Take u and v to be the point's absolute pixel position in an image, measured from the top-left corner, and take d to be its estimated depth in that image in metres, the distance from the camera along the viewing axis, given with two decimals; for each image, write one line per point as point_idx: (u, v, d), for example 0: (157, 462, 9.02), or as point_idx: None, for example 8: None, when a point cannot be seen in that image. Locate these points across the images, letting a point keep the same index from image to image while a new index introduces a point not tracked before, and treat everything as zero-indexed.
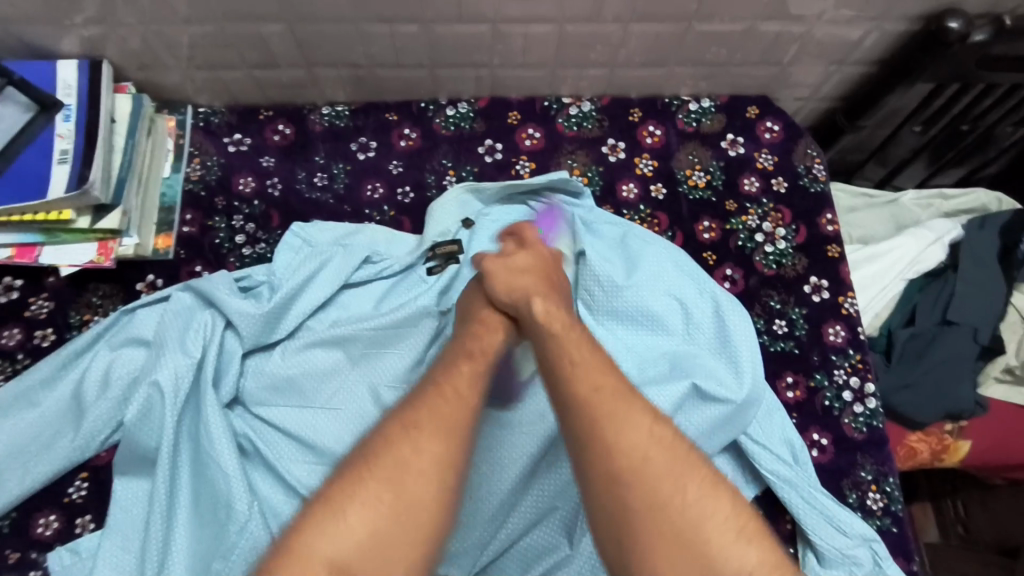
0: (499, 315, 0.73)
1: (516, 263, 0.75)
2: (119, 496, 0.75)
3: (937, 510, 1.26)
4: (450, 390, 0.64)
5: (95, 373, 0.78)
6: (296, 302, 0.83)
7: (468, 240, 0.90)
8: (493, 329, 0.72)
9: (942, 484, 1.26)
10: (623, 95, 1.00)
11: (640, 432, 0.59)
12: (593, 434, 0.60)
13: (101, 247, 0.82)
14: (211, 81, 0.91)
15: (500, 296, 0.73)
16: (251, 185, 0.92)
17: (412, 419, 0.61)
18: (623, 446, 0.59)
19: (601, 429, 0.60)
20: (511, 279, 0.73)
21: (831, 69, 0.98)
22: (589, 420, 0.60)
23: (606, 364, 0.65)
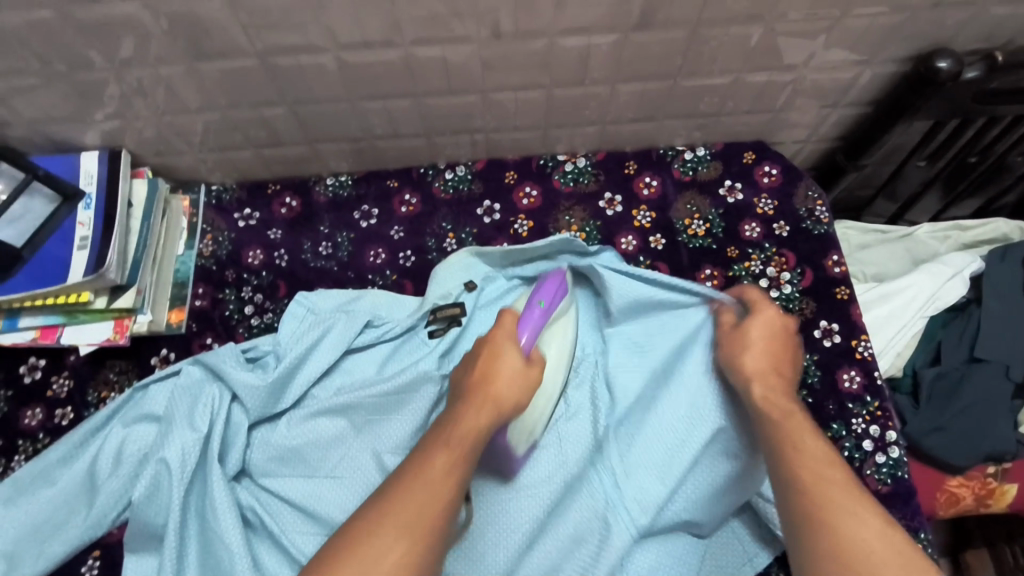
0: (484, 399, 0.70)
1: (515, 365, 0.73)
2: (128, 575, 0.76)
3: (995, 559, 1.16)
4: (421, 484, 0.61)
5: (108, 452, 0.80)
6: (300, 371, 0.85)
7: (471, 303, 0.89)
8: (476, 407, 0.69)
9: (999, 529, 1.17)
10: (618, 148, 1.02)
11: (856, 521, 0.58)
12: (817, 514, 0.60)
13: (118, 324, 0.86)
14: (222, 161, 0.96)
15: (505, 397, 0.71)
16: (260, 256, 0.96)
17: (375, 523, 0.58)
18: (849, 539, 0.57)
19: (819, 522, 0.59)
20: (513, 382, 0.72)
21: (826, 112, 0.98)
22: (811, 507, 0.60)
23: (835, 459, 0.64)
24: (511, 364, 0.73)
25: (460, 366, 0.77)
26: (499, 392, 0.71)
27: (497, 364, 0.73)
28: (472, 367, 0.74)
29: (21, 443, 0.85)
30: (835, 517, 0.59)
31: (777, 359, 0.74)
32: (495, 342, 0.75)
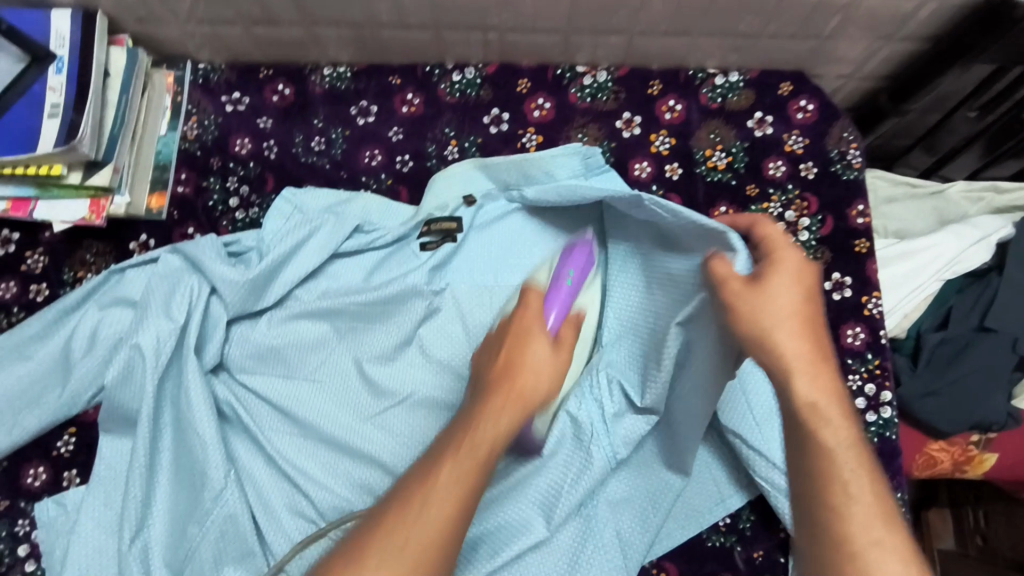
0: (505, 399, 0.59)
1: (542, 362, 0.62)
2: (103, 453, 0.76)
3: (955, 518, 1.19)
4: (466, 455, 0.54)
5: (82, 332, 0.78)
6: (284, 270, 0.81)
7: (468, 220, 0.84)
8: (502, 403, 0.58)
9: (966, 492, 1.17)
10: (644, 64, 0.93)
11: (861, 502, 0.53)
12: (826, 484, 0.55)
13: (93, 204, 0.81)
14: (210, 37, 0.88)
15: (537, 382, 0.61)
16: (247, 146, 0.89)
17: (421, 496, 0.52)
18: (849, 527, 0.53)
19: (829, 493, 0.54)
20: (543, 371, 0.61)
21: (878, 45, 0.88)
22: (821, 487, 0.55)
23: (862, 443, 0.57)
24: (540, 352, 0.62)
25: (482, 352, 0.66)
26: (524, 382, 0.60)
27: (524, 351, 0.62)
28: (495, 355, 0.63)
29: None
30: (846, 492, 0.54)
31: (809, 311, 0.60)
32: (525, 325, 0.64)
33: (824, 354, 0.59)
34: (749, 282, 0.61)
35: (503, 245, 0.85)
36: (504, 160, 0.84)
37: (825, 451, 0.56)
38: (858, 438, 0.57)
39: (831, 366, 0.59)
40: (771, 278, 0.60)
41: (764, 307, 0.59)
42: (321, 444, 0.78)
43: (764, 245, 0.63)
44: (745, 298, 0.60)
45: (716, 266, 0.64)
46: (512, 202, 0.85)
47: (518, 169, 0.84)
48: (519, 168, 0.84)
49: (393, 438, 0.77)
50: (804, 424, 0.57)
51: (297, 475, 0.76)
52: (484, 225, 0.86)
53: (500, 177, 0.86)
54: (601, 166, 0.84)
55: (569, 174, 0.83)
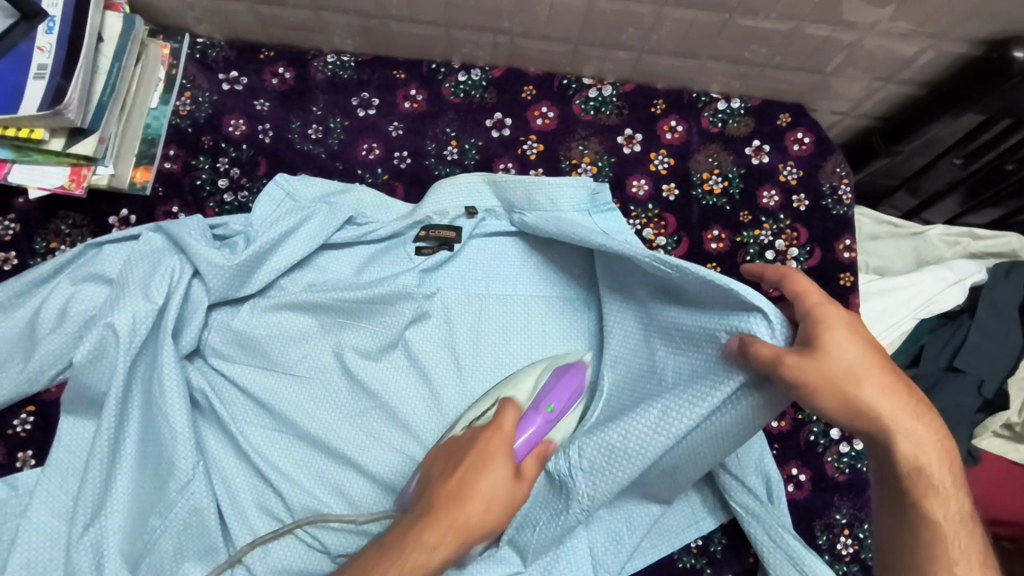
0: (440, 534, 0.58)
1: (495, 490, 0.60)
2: (62, 435, 0.72)
3: None
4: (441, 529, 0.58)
5: (52, 306, 0.75)
6: (270, 258, 0.79)
7: (467, 230, 0.83)
8: (426, 548, 0.57)
9: None
10: (649, 83, 0.94)
11: (966, 559, 0.58)
12: (933, 547, 0.59)
13: (74, 173, 0.78)
14: (212, 11, 0.85)
15: (478, 509, 0.59)
16: (241, 127, 0.87)
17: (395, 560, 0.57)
18: None
19: (937, 558, 0.58)
20: (486, 506, 0.59)
21: (877, 85, 0.90)
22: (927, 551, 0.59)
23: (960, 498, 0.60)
24: (495, 482, 0.60)
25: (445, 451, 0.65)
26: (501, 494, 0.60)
27: (477, 481, 0.60)
28: (468, 438, 0.64)
29: None
30: (951, 551, 0.58)
31: (890, 369, 0.58)
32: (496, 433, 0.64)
33: (917, 407, 0.59)
34: (803, 349, 0.56)
35: (500, 259, 0.84)
36: (517, 181, 0.82)
37: (932, 516, 0.59)
38: (961, 489, 0.60)
39: (929, 419, 0.59)
40: (829, 340, 0.56)
41: (839, 376, 0.56)
42: (297, 441, 0.76)
43: (800, 305, 0.58)
44: (814, 368, 0.55)
45: (758, 347, 0.58)
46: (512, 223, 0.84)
47: (527, 193, 0.82)
48: (528, 193, 0.83)
49: (370, 439, 0.76)
50: (909, 489, 0.60)
51: (267, 472, 0.73)
52: (482, 240, 0.85)
53: (509, 197, 0.84)
54: (605, 206, 0.84)
55: (572, 207, 0.83)
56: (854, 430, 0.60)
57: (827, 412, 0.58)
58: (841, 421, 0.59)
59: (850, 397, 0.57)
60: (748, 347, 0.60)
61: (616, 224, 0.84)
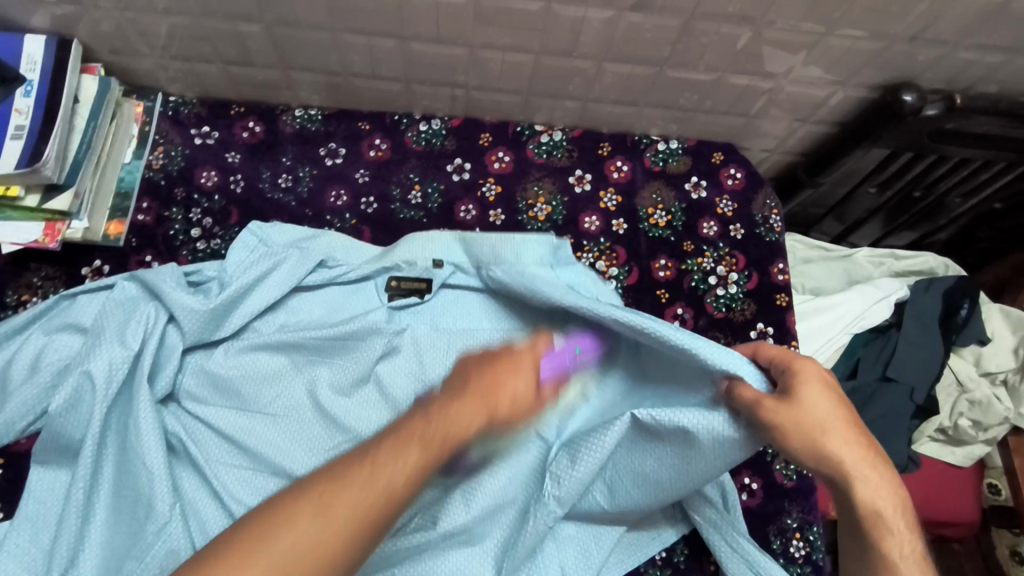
0: (472, 412, 0.62)
1: (520, 388, 0.66)
2: (33, 485, 0.72)
3: None
4: (428, 442, 0.59)
5: (24, 357, 0.76)
6: (243, 303, 0.82)
7: (438, 280, 0.88)
8: (471, 411, 0.62)
9: None
10: (595, 128, 1.03)
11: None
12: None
13: (48, 227, 0.81)
14: (184, 72, 0.90)
15: (514, 391, 0.65)
16: (213, 178, 0.91)
17: (400, 445, 0.57)
18: None
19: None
20: (512, 391, 0.65)
21: (795, 126, 1.01)
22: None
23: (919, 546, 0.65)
24: (523, 383, 0.66)
25: (471, 358, 0.69)
26: (500, 404, 0.64)
27: (512, 376, 0.66)
28: (486, 362, 0.67)
29: None
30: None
31: (851, 422, 0.66)
32: (519, 355, 0.68)
33: (876, 457, 0.66)
34: (780, 397, 0.66)
35: (467, 309, 0.89)
36: (485, 237, 0.87)
37: (888, 558, 0.64)
38: (916, 533, 0.66)
39: (887, 470, 0.66)
40: (802, 391, 0.65)
41: (808, 425, 0.64)
42: (271, 478, 0.77)
43: (777, 364, 0.69)
44: (787, 415, 0.64)
45: (742, 390, 0.68)
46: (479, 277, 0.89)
47: (494, 249, 0.86)
48: (494, 248, 0.86)
49: None
50: (871, 532, 0.65)
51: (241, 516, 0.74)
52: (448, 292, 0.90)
53: (475, 253, 0.88)
54: (568, 260, 0.87)
55: (535, 261, 0.87)
56: (820, 474, 0.67)
57: (792, 453, 0.66)
58: (807, 466, 0.66)
59: (816, 442, 0.65)
60: (735, 390, 0.68)
61: (579, 277, 0.88)
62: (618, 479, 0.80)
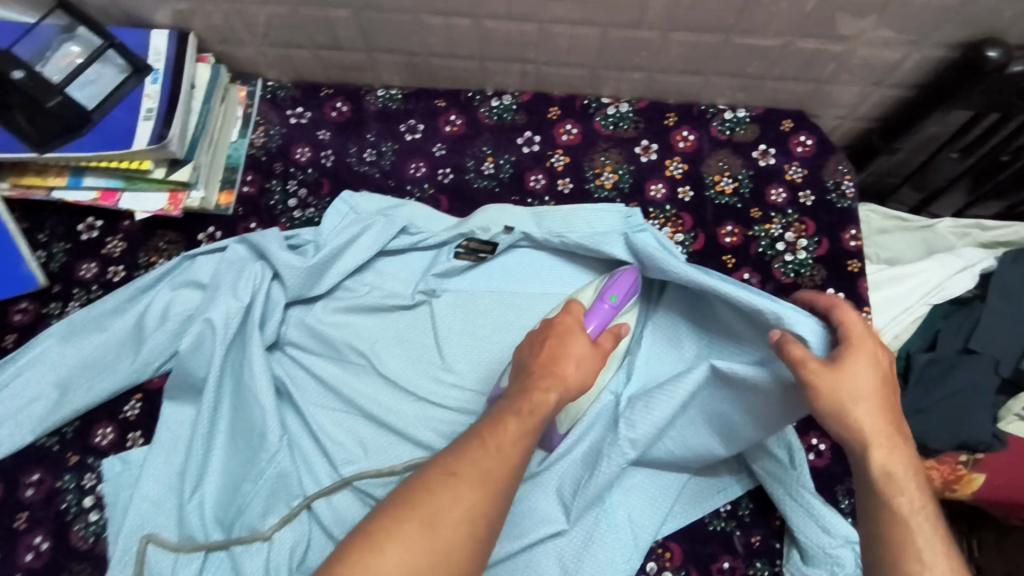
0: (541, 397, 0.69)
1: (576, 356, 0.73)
2: (166, 417, 0.84)
3: None
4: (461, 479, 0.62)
5: (155, 308, 0.88)
6: (336, 262, 0.90)
7: (506, 244, 0.94)
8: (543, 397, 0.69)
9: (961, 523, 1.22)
10: (661, 99, 1.05)
11: (932, 556, 0.62)
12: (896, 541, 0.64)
13: (173, 197, 0.92)
14: (282, 58, 1.00)
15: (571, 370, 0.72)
16: (307, 153, 1.01)
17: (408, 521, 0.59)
18: None
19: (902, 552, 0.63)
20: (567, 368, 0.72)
21: (870, 90, 0.99)
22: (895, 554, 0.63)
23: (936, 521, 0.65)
24: (580, 348, 0.74)
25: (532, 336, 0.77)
26: (565, 372, 0.72)
27: (565, 348, 0.73)
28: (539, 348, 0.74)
29: (75, 291, 0.92)
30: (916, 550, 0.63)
31: (884, 396, 0.67)
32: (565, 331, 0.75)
33: (895, 428, 0.67)
34: (827, 362, 0.66)
35: (534, 270, 0.95)
36: (557, 212, 0.95)
37: (898, 518, 0.65)
38: (931, 502, 0.66)
39: (903, 440, 0.67)
40: (850, 360, 0.66)
41: (845, 391, 0.65)
42: (363, 420, 0.87)
43: (844, 329, 0.69)
44: (828, 378, 0.65)
45: (792, 346, 0.67)
46: (540, 235, 0.93)
47: (566, 220, 0.94)
48: (566, 220, 0.94)
49: (437, 429, 0.86)
50: (880, 493, 0.66)
51: (341, 464, 0.84)
52: (515, 257, 0.96)
53: (545, 227, 0.95)
54: (638, 226, 0.91)
55: (608, 228, 0.93)
56: (837, 435, 0.68)
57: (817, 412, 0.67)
58: (825, 425, 0.68)
59: (843, 409, 0.65)
60: (783, 344, 0.68)
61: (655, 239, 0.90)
62: (690, 428, 0.84)
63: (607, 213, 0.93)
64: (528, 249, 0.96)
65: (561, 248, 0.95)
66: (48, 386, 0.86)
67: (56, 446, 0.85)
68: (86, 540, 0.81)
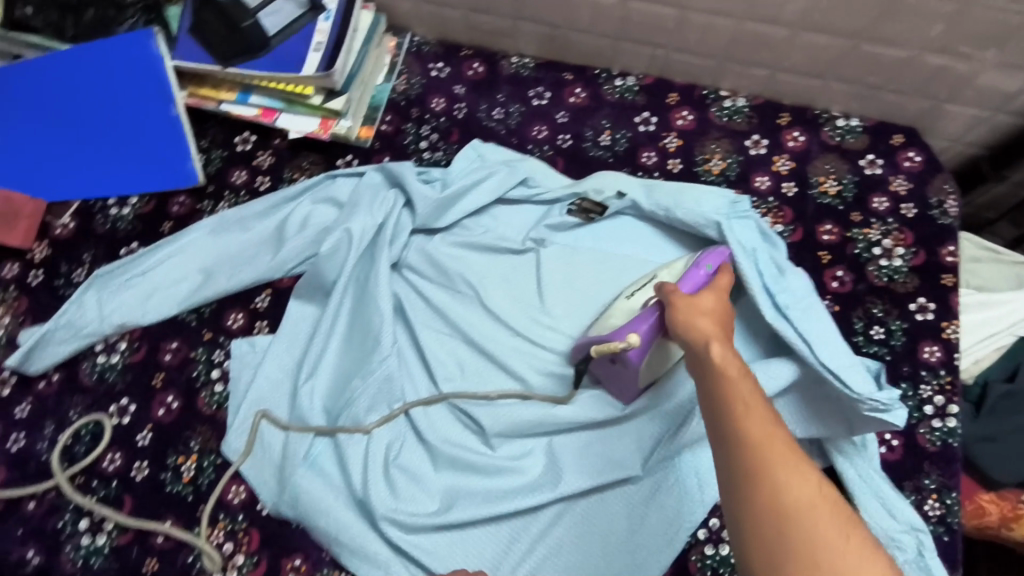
0: None
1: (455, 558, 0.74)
2: (293, 311, 0.95)
3: None
4: None
5: (296, 216, 0.98)
6: (460, 200, 0.99)
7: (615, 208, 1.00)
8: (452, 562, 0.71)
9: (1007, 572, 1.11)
10: (777, 99, 1.10)
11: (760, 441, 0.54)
12: (752, 469, 0.53)
13: (323, 122, 1.03)
14: (434, 16, 1.10)
15: None
16: (442, 104, 1.10)
17: None
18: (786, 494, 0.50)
19: (759, 481, 0.52)
20: None
21: (987, 116, 1.03)
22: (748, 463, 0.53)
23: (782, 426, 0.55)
24: None
25: None
26: None
27: None
28: None
29: (226, 193, 1.03)
30: (774, 471, 0.52)
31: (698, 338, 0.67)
32: None
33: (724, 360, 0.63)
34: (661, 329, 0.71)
35: (636, 237, 1.01)
36: (667, 186, 1.00)
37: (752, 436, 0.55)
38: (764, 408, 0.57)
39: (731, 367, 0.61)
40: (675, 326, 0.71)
41: None
42: (462, 345, 0.95)
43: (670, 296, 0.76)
44: None
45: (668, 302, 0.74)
46: (648, 204, 0.99)
47: (675, 195, 0.99)
48: (676, 194, 0.99)
49: (529, 364, 0.93)
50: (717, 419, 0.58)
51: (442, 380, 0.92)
52: (621, 222, 1.02)
53: (655, 198, 1.00)
54: (742, 213, 0.95)
55: (713, 210, 0.96)
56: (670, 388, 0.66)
57: None
58: None
59: None
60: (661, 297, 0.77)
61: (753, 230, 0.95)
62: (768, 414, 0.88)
63: (716, 196, 0.98)
64: (635, 214, 1.02)
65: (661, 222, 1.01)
66: (195, 269, 0.97)
67: (193, 321, 0.96)
68: (210, 406, 0.92)
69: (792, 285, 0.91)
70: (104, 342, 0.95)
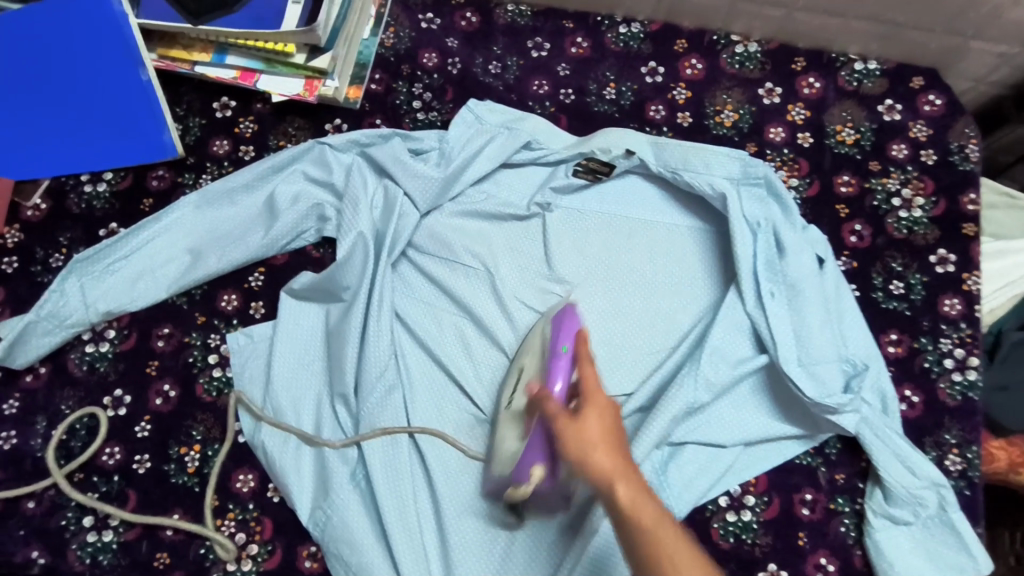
0: None
1: None
2: (290, 293, 0.90)
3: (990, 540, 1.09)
4: None
5: (286, 191, 0.92)
6: (459, 168, 0.93)
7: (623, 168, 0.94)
8: None
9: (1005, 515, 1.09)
10: (792, 42, 1.03)
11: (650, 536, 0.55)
12: None
13: (308, 84, 0.94)
14: None
15: None
16: (434, 60, 1.02)
17: None
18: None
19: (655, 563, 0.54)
20: None
21: (1015, 53, 0.97)
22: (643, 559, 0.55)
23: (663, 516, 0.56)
24: None
25: None
26: None
27: None
28: None
29: (208, 165, 0.96)
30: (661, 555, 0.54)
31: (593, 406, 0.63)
32: None
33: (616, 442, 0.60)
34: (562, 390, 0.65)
35: (645, 200, 0.96)
36: (678, 145, 0.93)
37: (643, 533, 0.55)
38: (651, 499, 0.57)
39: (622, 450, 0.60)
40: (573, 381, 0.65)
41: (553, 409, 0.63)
42: (469, 319, 0.90)
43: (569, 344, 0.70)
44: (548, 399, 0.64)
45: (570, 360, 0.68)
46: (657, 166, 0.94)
47: (684, 156, 0.93)
48: (687, 156, 0.93)
49: None
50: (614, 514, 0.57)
51: (449, 360, 0.88)
52: (629, 182, 0.97)
53: (665, 158, 0.94)
54: (754, 178, 0.91)
55: (724, 175, 0.91)
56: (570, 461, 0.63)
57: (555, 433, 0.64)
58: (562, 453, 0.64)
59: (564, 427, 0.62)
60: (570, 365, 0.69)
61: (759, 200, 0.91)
62: (747, 401, 0.87)
63: (728, 159, 0.91)
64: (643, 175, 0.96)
65: (671, 184, 0.95)
66: (182, 251, 0.91)
67: (184, 305, 0.91)
68: (209, 394, 0.88)
69: (792, 270, 0.87)
70: (92, 330, 0.90)
